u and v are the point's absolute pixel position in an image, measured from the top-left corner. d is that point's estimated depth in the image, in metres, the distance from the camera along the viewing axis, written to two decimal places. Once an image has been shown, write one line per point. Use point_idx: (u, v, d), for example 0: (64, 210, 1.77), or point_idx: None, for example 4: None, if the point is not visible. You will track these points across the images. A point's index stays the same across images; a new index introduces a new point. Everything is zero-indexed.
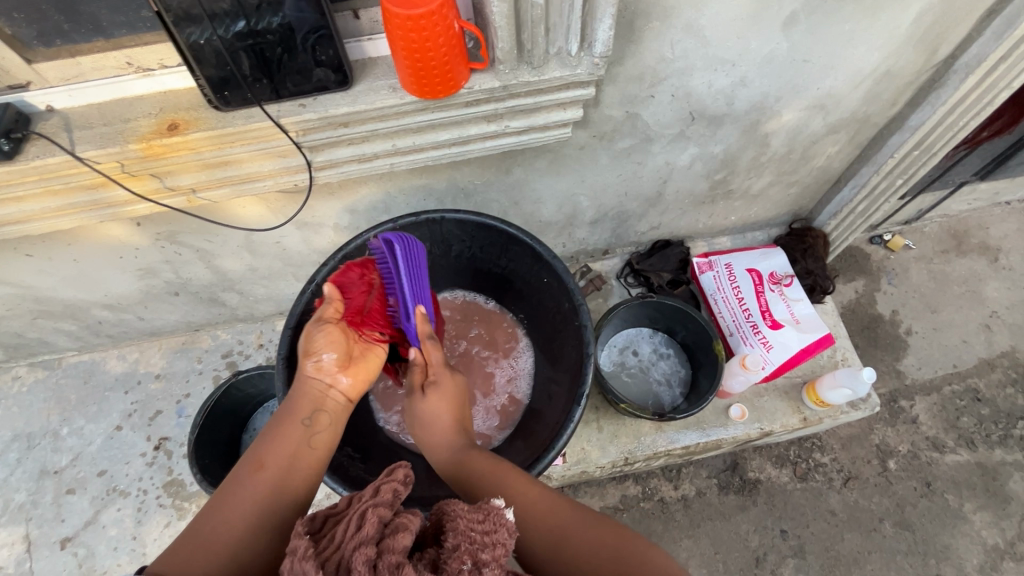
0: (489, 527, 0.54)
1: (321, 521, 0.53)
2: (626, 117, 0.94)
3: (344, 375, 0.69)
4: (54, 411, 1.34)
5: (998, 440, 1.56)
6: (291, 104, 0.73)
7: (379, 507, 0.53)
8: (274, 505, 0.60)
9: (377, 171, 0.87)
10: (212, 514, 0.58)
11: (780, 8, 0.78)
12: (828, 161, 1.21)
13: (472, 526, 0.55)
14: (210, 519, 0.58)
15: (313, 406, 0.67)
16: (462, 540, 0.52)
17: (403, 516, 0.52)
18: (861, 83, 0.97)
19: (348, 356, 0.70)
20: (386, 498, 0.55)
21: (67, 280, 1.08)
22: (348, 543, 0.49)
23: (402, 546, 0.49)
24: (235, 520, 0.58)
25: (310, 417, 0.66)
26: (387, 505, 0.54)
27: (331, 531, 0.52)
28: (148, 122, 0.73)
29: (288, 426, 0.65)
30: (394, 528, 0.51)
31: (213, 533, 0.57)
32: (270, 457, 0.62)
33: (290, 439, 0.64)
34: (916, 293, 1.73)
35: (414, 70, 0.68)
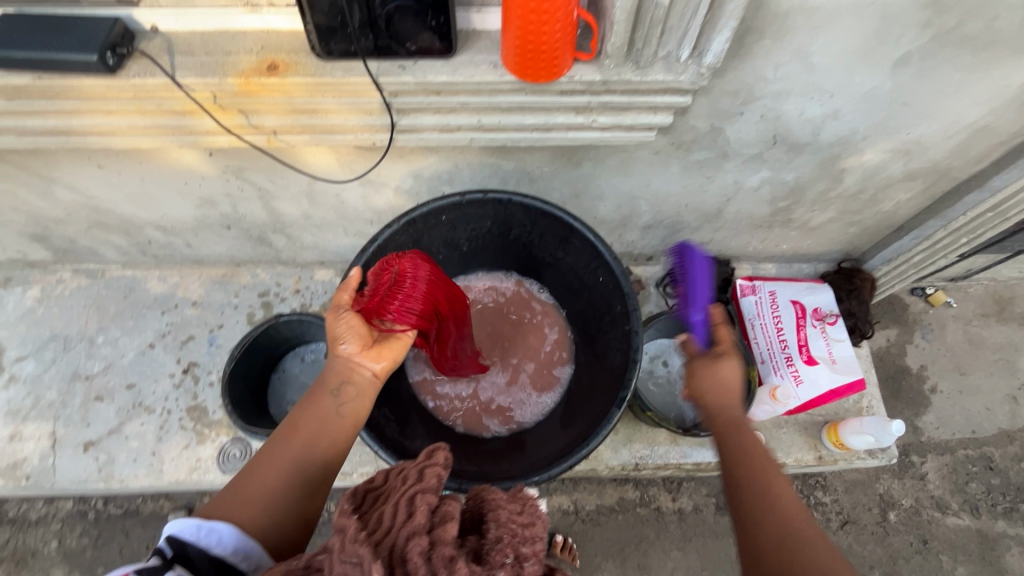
0: (527, 520, 0.57)
1: (361, 496, 0.56)
2: (709, 130, 0.92)
3: (369, 358, 0.75)
4: (93, 319, 1.38)
5: (1003, 512, 1.56)
6: (390, 65, 0.73)
7: (424, 493, 0.54)
8: (301, 468, 0.66)
9: (455, 143, 0.87)
10: (255, 468, 0.66)
11: (895, 47, 0.76)
12: (895, 207, 1.18)
13: (511, 518, 0.56)
14: (254, 471, 0.65)
15: (341, 379, 0.72)
16: (504, 533, 0.54)
17: (448, 505, 0.53)
18: (953, 135, 0.95)
19: (369, 339, 0.76)
20: (430, 483, 0.56)
21: (129, 196, 1.10)
22: (400, 531, 0.50)
23: (452, 539, 0.50)
24: (272, 477, 0.65)
25: (338, 388, 0.72)
26: (433, 490, 0.55)
27: (373, 510, 0.54)
28: (248, 59, 0.73)
29: (319, 398, 0.72)
30: (442, 518, 0.51)
31: (254, 485, 0.64)
32: (304, 422, 0.69)
33: (320, 408, 0.70)
34: (948, 352, 1.71)
35: (521, 51, 0.68)
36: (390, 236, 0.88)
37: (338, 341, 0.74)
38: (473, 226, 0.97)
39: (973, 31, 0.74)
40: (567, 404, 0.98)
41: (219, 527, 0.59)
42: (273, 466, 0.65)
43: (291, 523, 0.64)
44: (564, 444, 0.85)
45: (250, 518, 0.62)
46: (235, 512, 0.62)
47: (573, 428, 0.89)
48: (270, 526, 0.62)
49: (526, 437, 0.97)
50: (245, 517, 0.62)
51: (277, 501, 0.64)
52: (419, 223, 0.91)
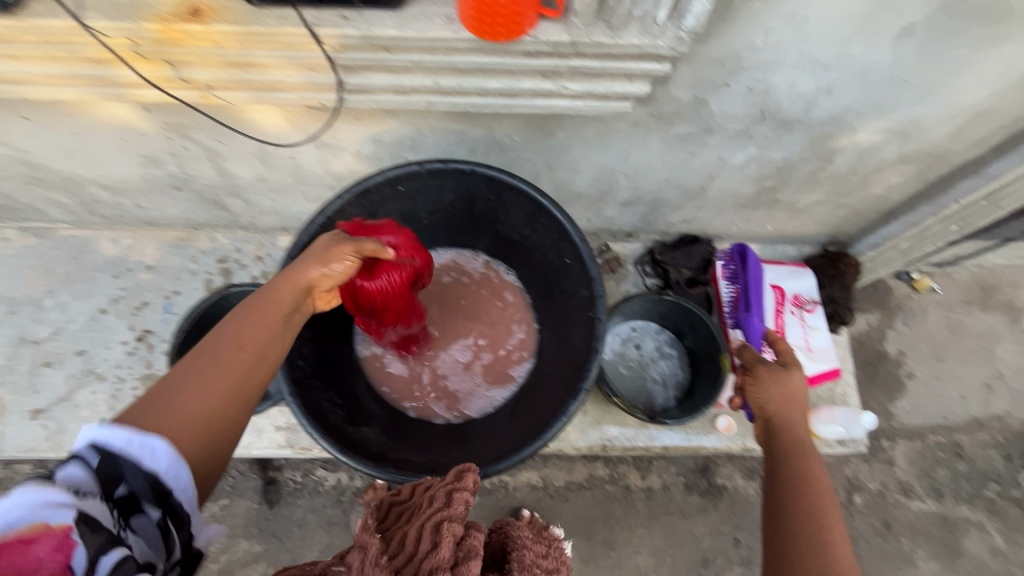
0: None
1: (385, 512, 0.62)
2: (692, 102, 0.85)
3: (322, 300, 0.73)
4: (40, 281, 1.30)
5: (967, 497, 1.57)
6: (331, 15, 0.65)
7: (451, 520, 0.57)
8: (243, 385, 0.56)
9: (412, 107, 0.79)
10: (183, 375, 0.54)
11: (898, 16, 0.69)
12: (887, 191, 1.12)
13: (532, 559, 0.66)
14: (181, 379, 0.53)
15: (294, 299, 0.65)
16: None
17: (472, 539, 0.56)
18: (954, 116, 0.88)
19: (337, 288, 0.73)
20: (457, 510, 0.58)
21: (65, 152, 1.01)
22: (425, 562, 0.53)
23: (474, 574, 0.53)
24: (208, 390, 0.53)
25: (289, 307, 0.64)
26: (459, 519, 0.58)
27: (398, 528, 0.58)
28: (168, 1, 0.64)
29: (267, 311, 0.62)
30: (467, 552, 0.55)
31: (184, 397, 0.52)
32: (250, 334, 0.58)
33: (264, 324, 0.60)
34: (928, 339, 1.69)
35: (477, 5, 0.59)
36: (341, 208, 0.81)
37: (327, 265, 0.68)
38: (434, 199, 0.90)
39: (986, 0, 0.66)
40: (528, 390, 0.94)
41: (160, 443, 0.49)
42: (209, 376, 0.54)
43: (222, 446, 0.54)
44: (520, 432, 0.82)
45: (180, 434, 0.51)
46: (160, 426, 0.50)
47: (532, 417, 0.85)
48: (205, 446, 0.52)
49: (484, 422, 0.93)
50: (176, 432, 0.50)
51: (216, 417, 0.53)
52: (373, 195, 0.84)
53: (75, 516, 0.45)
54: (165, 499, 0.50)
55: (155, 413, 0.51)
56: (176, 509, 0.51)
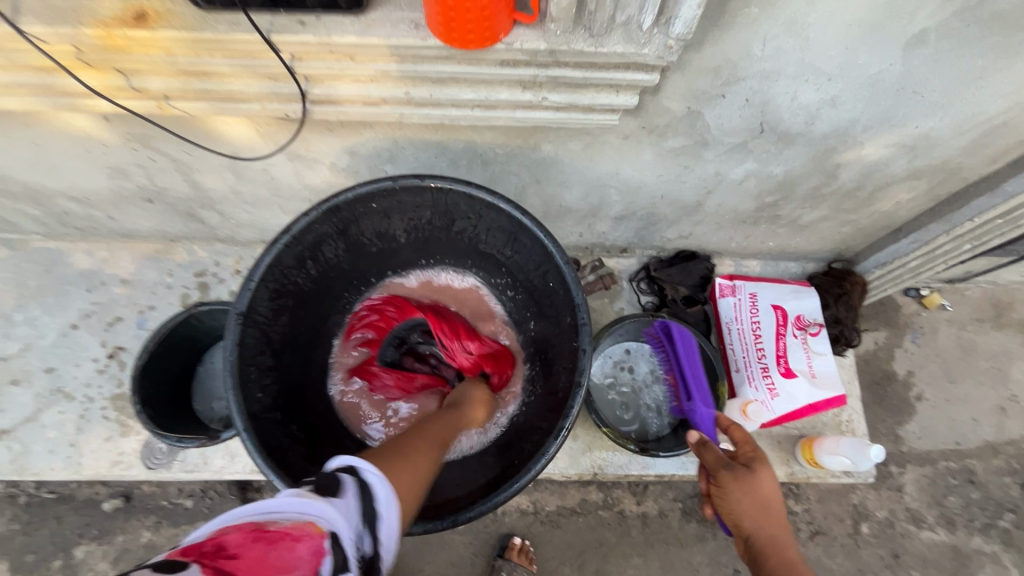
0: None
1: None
2: (685, 114, 0.79)
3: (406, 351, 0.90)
4: (10, 294, 1.25)
5: (980, 527, 1.49)
6: (287, 19, 0.59)
7: None
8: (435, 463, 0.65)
9: (383, 119, 0.74)
10: (404, 443, 0.64)
11: (908, 23, 0.63)
12: (895, 207, 1.06)
13: None
14: (402, 443, 0.64)
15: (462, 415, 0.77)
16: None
17: None
18: (968, 131, 0.82)
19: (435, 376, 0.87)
20: None
21: (28, 163, 0.97)
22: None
23: None
24: (423, 459, 0.64)
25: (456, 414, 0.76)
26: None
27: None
28: (110, 5, 0.59)
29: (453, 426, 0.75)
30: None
31: (411, 457, 0.62)
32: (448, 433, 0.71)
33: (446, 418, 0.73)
34: (938, 359, 1.61)
35: (442, 9, 0.54)
36: (308, 225, 0.76)
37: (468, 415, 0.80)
38: (411, 216, 0.84)
39: (1007, 5, 0.60)
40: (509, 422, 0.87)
41: (389, 491, 0.56)
42: (420, 451, 0.64)
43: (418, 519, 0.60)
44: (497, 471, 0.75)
45: (406, 487, 0.58)
46: (394, 473, 0.58)
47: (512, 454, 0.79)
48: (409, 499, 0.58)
49: (462, 456, 0.87)
50: (401, 483, 0.58)
51: (420, 478, 0.61)
52: (343, 213, 0.79)
53: (329, 529, 0.49)
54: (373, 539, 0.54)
55: (400, 468, 0.60)
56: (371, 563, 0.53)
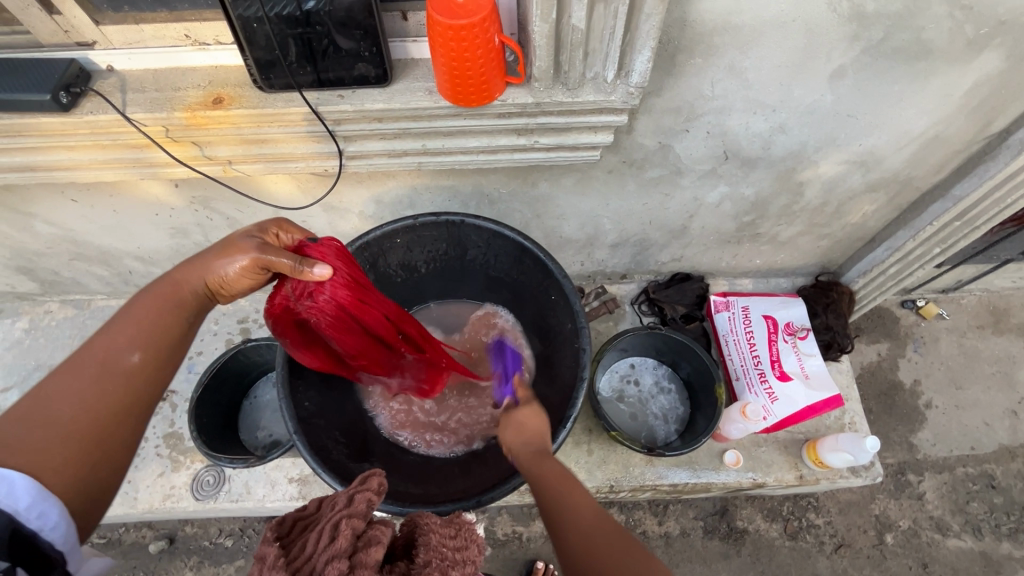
0: (461, 544, 0.64)
1: (289, 525, 0.59)
2: (658, 148, 0.93)
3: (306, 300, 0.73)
4: (77, 348, 1.41)
5: (1008, 533, 1.49)
6: (330, 95, 0.76)
7: (353, 517, 0.58)
8: (126, 397, 0.58)
9: (405, 167, 0.89)
10: (60, 393, 0.56)
11: (827, 61, 0.77)
12: (863, 219, 1.17)
13: (442, 541, 0.63)
14: (62, 387, 0.56)
15: (197, 303, 0.67)
16: (433, 556, 0.60)
17: (375, 529, 0.57)
18: (906, 145, 0.95)
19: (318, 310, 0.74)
20: (359, 508, 0.60)
21: (105, 228, 1.14)
22: (321, 555, 0.53)
23: (375, 561, 0.54)
24: (93, 408, 0.56)
25: (190, 311, 0.66)
26: (361, 516, 0.58)
27: (300, 538, 0.57)
28: (195, 94, 0.76)
29: (154, 302, 0.64)
30: (366, 542, 0.55)
31: (72, 411, 0.55)
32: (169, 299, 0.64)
33: (164, 326, 0.63)
34: (942, 366, 1.66)
35: (450, 77, 0.70)
36: None
37: (221, 270, 0.65)
38: (429, 248, 0.98)
39: (903, 42, 0.74)
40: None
41: (12, 476, 0.50)
42: (88, 397, 0.56)
43: (108, 472, 0.57)
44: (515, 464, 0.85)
45: (57, 465, 0.53)
46: (30, 457, 0.52)
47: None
48: (81, 470, 0.54)
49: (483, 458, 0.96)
50: (54, 464, 0.53)
51: (100, 440, 0.56)
52: (372, 247, 0.93)
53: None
54: (34, 535, 0.51)
55: (39, 439, 0.53)
56: (41, 554, 0.52)
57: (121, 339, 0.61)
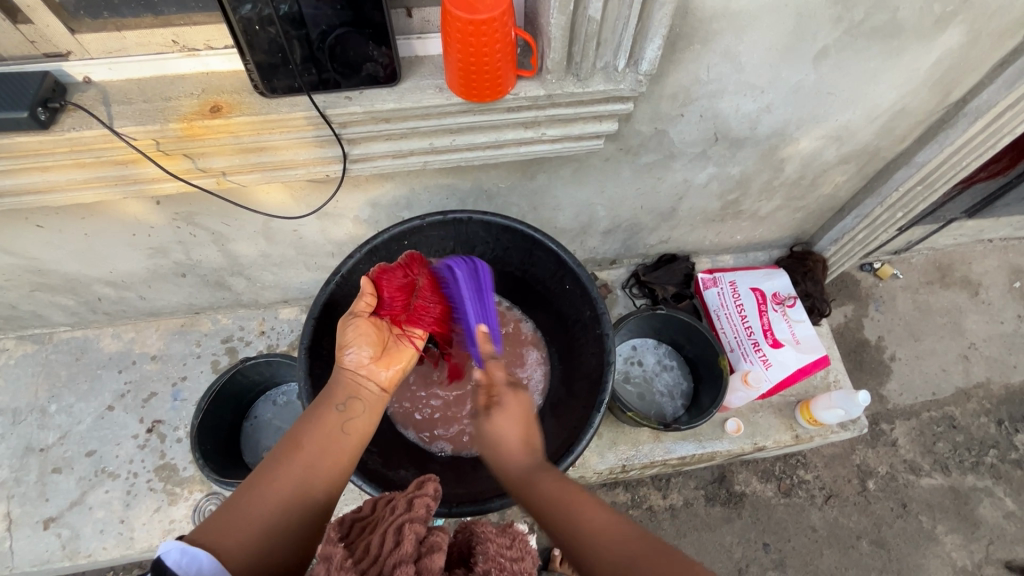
0: (516, 555, 0.60)
1: (347, 526, 0.57)
2: (654, 134, 0.96)
3: (379, 367, 0.76)
4: (43, 386, 1.30)
5: (971, 466, 1.63)
6: (337, 97, 0.73)
7: (414, 522, 0.56)
8: (307, 488, 0.62)
9: (409, 168, 0.87)
10: (250, 487, 0.61)
11: (813, 43, 0.82)
12: (835, 190, 1.25)
13: (501, 552, 0.59)
14: (254, 489, 0.60)
15: (349, 392, 0.71)
16: (493, 565, 0.56)
17: (436, 534, 0.55)
18: (877, 117, 1.01)
19: (380, 347, 0.77)
20: (419, 514, 0.58)
21: (74, 254, 1.06)
22: (388, 558, 0.51)
23: (439, 568, 0.52)
24: (277, 499, 0.60)
25: (345, 401, 0.71)
26: (421, 521, 0.57)
27: (361, 539, 0.55)
28: (190, 103, 0.72)
29: (321, 405, 0.70)
30: (429, 547, 0.53)
31: (261, 500, 0.59)
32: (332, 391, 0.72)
33: (327, 422, 0.68)
34: (901, 321, 1.80)
35: (464, 73, 0.69)
36: (354, 266, 0.88)
37: (346, 352, 0.75)
38: (437, 248, 0.97)
39: (880, 22, 0.80)
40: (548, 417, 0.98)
41: (202, 555, 0.52)
42: (275, 488, 0.61)
43: (284, 560, 0.58)
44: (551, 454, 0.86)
45: (242, 544, 0.56)
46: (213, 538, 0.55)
47: (556, 438, 0.89)
48: (263, 555, 0.57)
49: None
50: (236, 543, 0.56)
51: (277, 527, 0.59)
52: (381, 251, 0.91)
53: None
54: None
55: (235, 522, 0.57)
56: None
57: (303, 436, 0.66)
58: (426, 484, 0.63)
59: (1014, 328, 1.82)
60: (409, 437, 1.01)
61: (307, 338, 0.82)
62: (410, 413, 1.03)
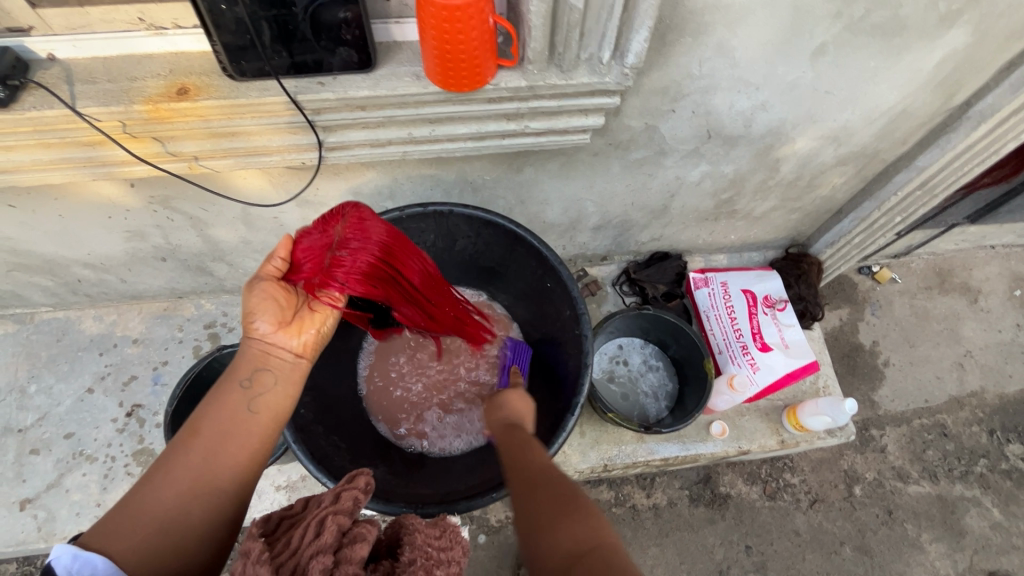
0: (444, 544, 0.63)
1: (275, 522, 0.57)
2: (644, 129, 0.93)
3: (287, 334, 0.66)
4: (23, 366, 1.29)
5: (959, 475, 1.62)
6: (309, 82, 0.71)
7: (338, 515, 0.57)
8: (207, 478, 0.55)
9: (389, 158, 0.85)
10: (144, 485, 0.55)
11: (810, 39, 0.78)
12: (832, 192, 1.22)
13: (427, 541, 0.62)
14: (149, 485, 0.54)
15: (255, 365, 0.63)
16: (418, 555, 0.59)
17: (361, 526, 0.57)
18: (877, 118, 0.98)
19: (288, 313, 0.66)
20: (345, 507, 0.59)
21: (49, 235, 1.04)
22: (309, 548, 0.53)
23: (359, 557, 0.54)
24: (173, 493, 0.54)
25: (252, 376, 0.62)
26: (347, 513, 0.59)
27: (284, 533, 0.55)
28: (157, 84, 0.69)
29: (224, 382, 0.62)
30: (353, 538, 0.56)
31: (152, 498, 0.53)
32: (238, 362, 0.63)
33: (231, 402, 0.60)
34: (896, 326, 1.77)
35: (441, 61, 0.66)
36: None
37: (252, 319, 0.65)
38: (418, 240, 0.95)
39: (881, 19, 0.76)
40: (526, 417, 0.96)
41: (95, 557, 0.49)
42: (172, 482, 0.54)
43: (190, 557, 0.53)
44: None
45: (134, 545, 0.51)
46: (105, 538, 0.51)
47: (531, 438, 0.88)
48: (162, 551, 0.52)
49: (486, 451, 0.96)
50: (129, 545, 0.51)
51: (174, 523, 0.53)
52: None
53: None
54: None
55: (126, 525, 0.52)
56: None
57: (200, 422, 0.58)
58: (358, 480, 0.65)
59: (1012, 337, 1.79)
60: (381, 432, 0.99)
61: None
62: (385, 407, 1.01)
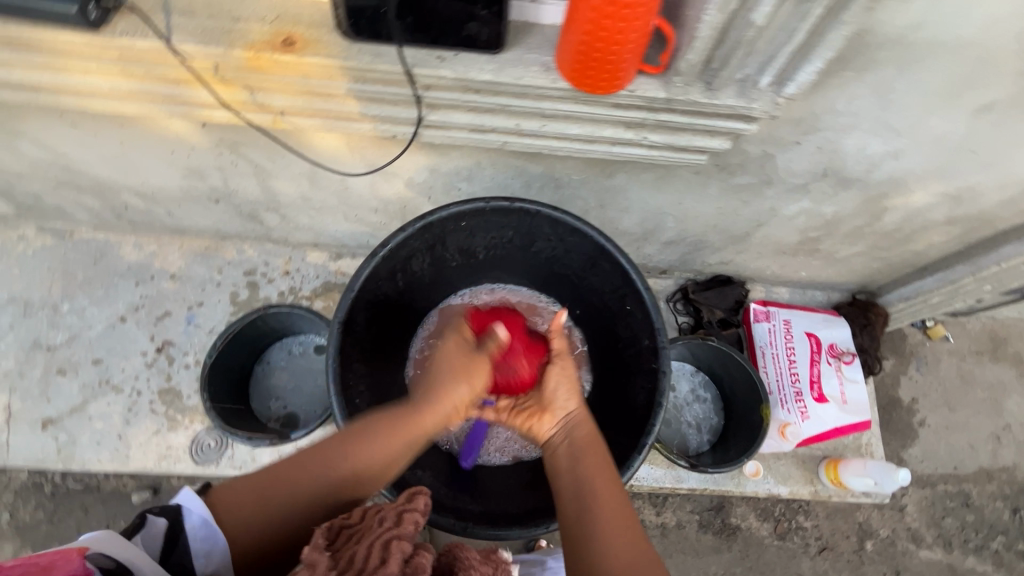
0: None
1: (335, 533, 0.55)
2: (759, 156, 0.85)
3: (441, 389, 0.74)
4: (58, 283, 1.26)
5: (973, 547, 1.59)
6: (427, 54, 0.64)
7: (401, 537, 0.53)
8: (334, 506, 0.65)
9: (486, 145, 0.77)
10: (285, 487, 0.63)
11: (980, 94, 0.70)
12: (926, 248, 1.14)
13: None
14: (285, 495, 0.63)
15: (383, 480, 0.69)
16: None
17: (422, 555, 0.52)
18: (1009, 186, 0.89)
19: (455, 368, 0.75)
20: (408, 528, 0.55)
21: (106, 159, 0.98)
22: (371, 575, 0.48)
23: None
24: (299, 511, 0.63)
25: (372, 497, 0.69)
26: (409, 538, 0.54)
27: (346, 548, 0.52)
28: (261, 30, 0.63)
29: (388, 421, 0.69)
30: (414, 569, 0.50)
31: (300, 488, 0.64)
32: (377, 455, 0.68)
33: (377, 450, 0.68)
34: (939, 387, 1.70)
35: (585, 58, 0.59)
36: (403, 240, 0.80)
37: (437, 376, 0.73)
38: (494, 235, 0.88)
39: None
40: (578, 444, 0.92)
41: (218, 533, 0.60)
42: (301, 513, 0.63)
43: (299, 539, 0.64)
44: None
45: (238, 525, 0.61)
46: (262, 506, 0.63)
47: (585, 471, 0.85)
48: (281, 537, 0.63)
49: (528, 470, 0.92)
50: (250, 531, 0.61)
51: (297, 530, 0.63)
52: (435, 229, 0.82)
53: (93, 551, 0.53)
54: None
55: (257, 503, 0.62)
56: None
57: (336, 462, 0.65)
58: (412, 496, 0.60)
59: None
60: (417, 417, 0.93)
61: (344, 312, 0.75)
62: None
